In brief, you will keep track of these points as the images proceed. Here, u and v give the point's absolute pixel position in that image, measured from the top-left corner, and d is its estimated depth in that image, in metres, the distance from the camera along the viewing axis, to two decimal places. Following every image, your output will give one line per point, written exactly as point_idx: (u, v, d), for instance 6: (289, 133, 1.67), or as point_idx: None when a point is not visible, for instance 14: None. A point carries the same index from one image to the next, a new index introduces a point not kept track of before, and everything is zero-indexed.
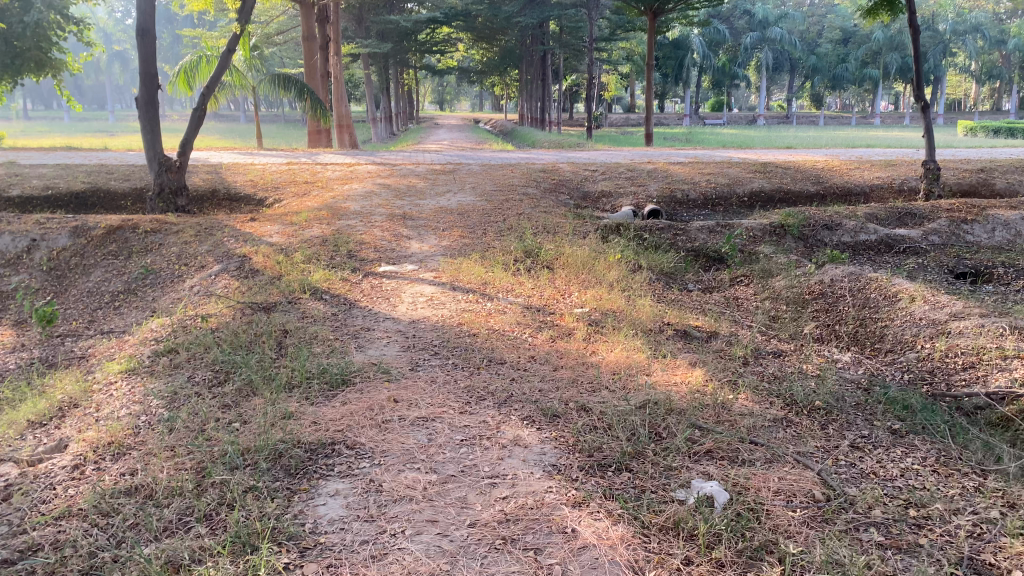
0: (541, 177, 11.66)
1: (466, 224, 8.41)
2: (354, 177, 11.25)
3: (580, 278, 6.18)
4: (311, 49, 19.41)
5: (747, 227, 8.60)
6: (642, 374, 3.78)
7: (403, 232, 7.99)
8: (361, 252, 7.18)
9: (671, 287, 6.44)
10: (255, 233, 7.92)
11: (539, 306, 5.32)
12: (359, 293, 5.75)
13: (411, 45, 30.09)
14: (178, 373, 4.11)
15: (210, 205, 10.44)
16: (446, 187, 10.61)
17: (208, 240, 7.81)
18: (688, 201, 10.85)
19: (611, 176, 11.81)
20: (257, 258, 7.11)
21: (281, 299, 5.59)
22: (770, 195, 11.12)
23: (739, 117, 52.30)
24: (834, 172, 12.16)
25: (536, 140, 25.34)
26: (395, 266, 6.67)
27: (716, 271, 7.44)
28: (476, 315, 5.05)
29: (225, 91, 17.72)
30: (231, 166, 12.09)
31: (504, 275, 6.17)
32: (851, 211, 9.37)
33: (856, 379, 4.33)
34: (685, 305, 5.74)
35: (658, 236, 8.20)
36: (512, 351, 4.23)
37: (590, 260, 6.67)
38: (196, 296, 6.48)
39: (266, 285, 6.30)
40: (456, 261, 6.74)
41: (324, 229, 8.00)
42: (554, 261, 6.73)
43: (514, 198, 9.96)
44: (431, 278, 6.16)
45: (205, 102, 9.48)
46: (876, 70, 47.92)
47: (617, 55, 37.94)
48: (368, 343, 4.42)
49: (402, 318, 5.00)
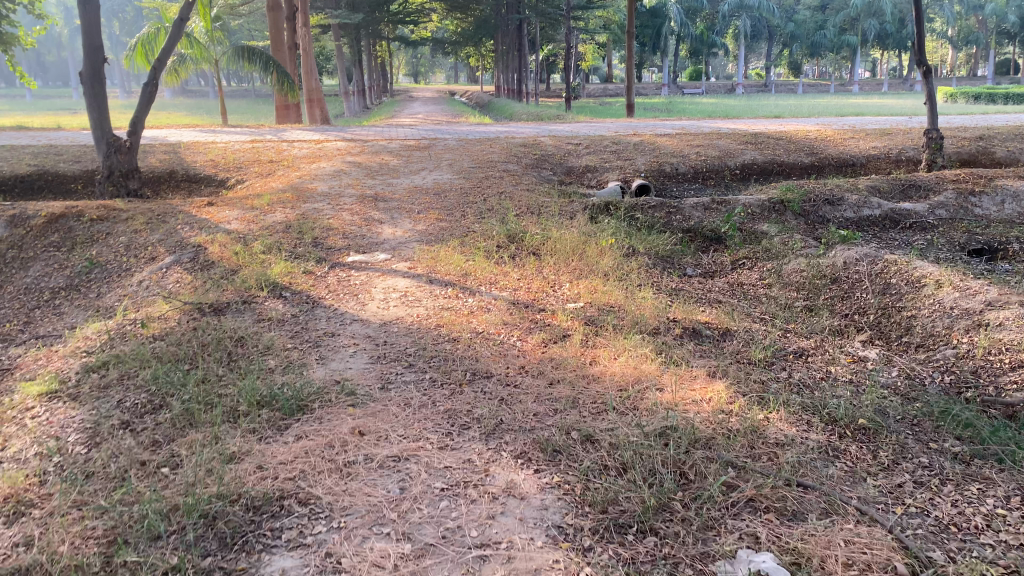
0: (521, 151, 11.02)
1: (442, 205, 7.78)
2: (323, 155, 10.55)
3: (571, 266, 5.59)
4: (277, 19, 18.51)
5: (744, 203, 8.05)
6: (654, 390, 3.21)
7: (375, 215, 7.35)
8: (328, 240, 6.53)
9: (669, 273, 5.88)
10: (212, 219, 7.24)
11: (528, 302, 4.73)
12: (323, 288, 5.12)
13: (383, 16, 29.09)
14: (105, 397, 3.48)
15: (167, 188, 9.71)
16: (421, 164, 9.95)
17: (160, 228, 7.12)
18: (677, 174, 10.27)
19: (596, 150, 11.19)
20: (213, 248, 6.45)
21: (236, 297, 4.96)
22: (763, 167, 10.57)
23: (718, 86, 51.69)
24: (827, 142, 11.63)
25: (513, 112, 24.59)
26: (365, 255, 6.05)
27: (715, 253, 6.89)
28: (456, 314, 4.45)
29: (187, 65, 16.82)
30: (190, 145, 11.32)
31: (486, 265, 5.56)
32: (851, 184, 8.84)
33: (892, 384, 3.79)
34: (688, 296, 5.17)
35: (650, 215, 7.61)
36: (499, 361, 3.65)
37: (580, 245, 6.08)
38: (143, 293, 5.82)
39: (221, 280, 5.66)
40: (433, 248, 6.12)
41: (287, 213, 7.33)
42: (541, 246, 6.14)
43: (494, 175, 9.33)
44: (405, 269, 5.55)
45: (157, 75, 8.68)
46: (854, 37, 47.44)
47: (594, 24, 37.11)
48: (332, 354, 3.82)
49: (371, 319, 4.38)
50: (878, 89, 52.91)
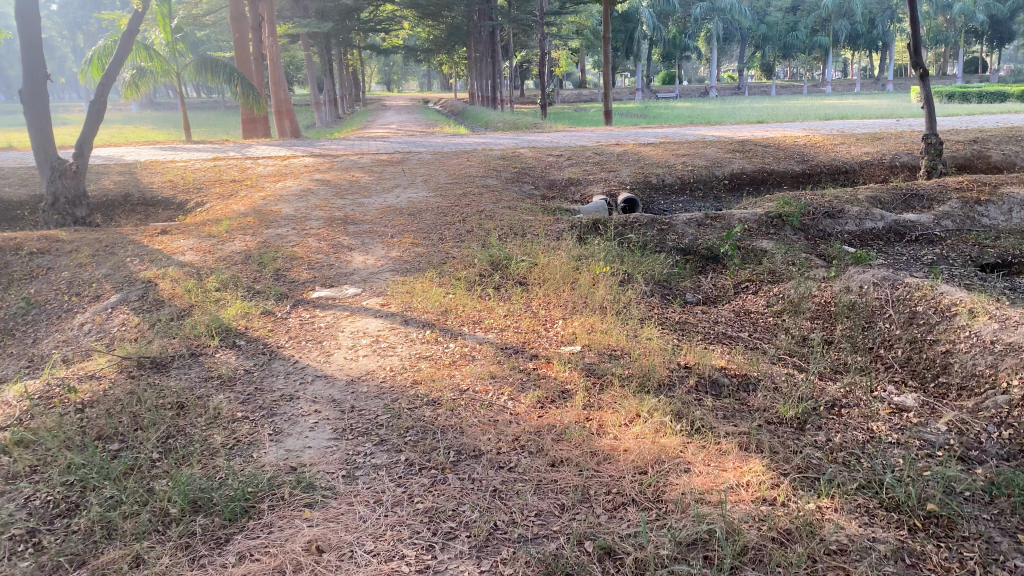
0: (500, 164, 10.46)
1: (418, 227, 7.18)
2: (289, 172, 9.92)
3: (562, 298, 5.03)
4: (240, 28, 17.82)
5: (740, 217, 7.56)
6: (678, 472, 2.66)
7: (344, 241, 6.75)
8: (292, 272, 5.92)
9: (669, 303, 5.34)
10: (164, 250, 6.60)
11: (517, 346, 4.15)
12: (283, 334, 4.51)
13: (353, 24, 28.46)
14: (11, 491, 2.86)
15: (121, 212, 9.03)
16: (394, 181, 9.35)
17: (107, 261, 6.46)
18: (664, 186, 9.78)
19: (578, 161, 10.65)
20: (163, 285, 5.81)
21: (181, 349, 4.33)
22: (753, 177, 10.09)
23: (693, 90, 51.54)
24: (817, 148, 11.19)
25: (489, 120, 23.96)
26: (333, 289, 5.44)
27: (714, 274, 6.37)
28: (437, 366, 3.86)
29: (147, 79, 16.09)
30: (147, 164, 10.63)
31: (468, 299, 4.99)
32: (850, 195, 8.38)
33: (945, 442, 3.26)
34: (695, 332, 4.63)
35: (642, 233, 7.07)
36: (488, 431, 3.07)
37: (571, 272, 5.53)
38: (83, 341, 5.17)
39: (171, 323, 5.04)
40: (408, 279, 5.52)
41: (248, 241, 6.71)
42: (528, 275, 5.56)
43: (472, 191, 8.76)
44: (377, 306, 4.94)
45: (105, 91, 8.01)
46: (826, 38, 47.47)
47: (566, 29, 36.70)
48: (288, 427, 3.22)
49: (337, 375, 3.78)
50: (851, 89, 53.01)
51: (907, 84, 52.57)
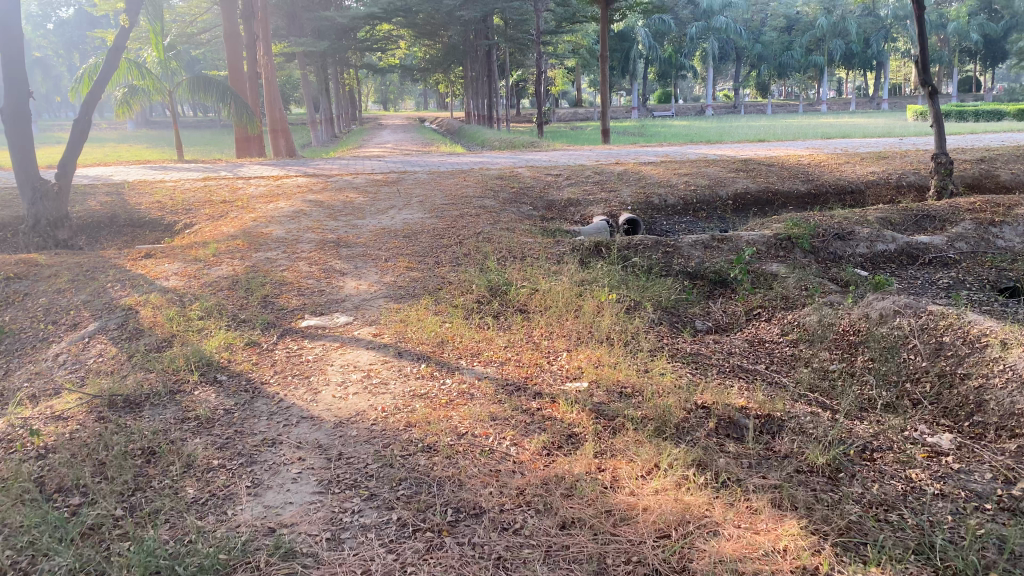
0: (498, 184, 10.20)
1: (413, 250, 6.90)
2: (281, 193, 9.63)
3: (566, 327, 4.74)
4: (234, 46, 17.61)
5: (747, 239, 7.30)
6: (705, 536, 2.37)
7: (336, 265, 6.46)
8: (280, 298, 5.62)
9: (679, 332, 5.04)
10: (147, 275, 6.30)
11: (519, 383, 3.85)
12: (268, 369, 4.20)
13: (349, 43, 28.33)
14: None
15: (107, 234, 8.75)
16: (389, 202, 9.07)
17: (86, 287, 6.16)
18: (666, 206, 9.54)
19: (578, 181, 10.38)
20: (144, 313, 5.51)
21: (157, 386, 4.02)
22: (757, 198, 9.86)
23: (689, 109, 51.58)
24: (821, 167, 10.95)
25: (486, 138, 23.76)
26: (323, 317, 5.14)
27: (724, 300, 6.09)
28: (432, 405, 3.54)
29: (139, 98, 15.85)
30: (135, 185, 10.33)
31: (466, 329, 4.69)
32: (859, 216, 8.12)
33: (992, 490, 2.96)
34: (709, 365, 4.35)
35: (647, 256, 6.80)
36: (489, 484, 2.77)
37: (574, 299, 5.24)
38: (57, 374, 4.86)
39: (150, 356, 4.73)
40: (403, 307, 5.23)
41: (235, 266, 6.42)
42: (529, 301, 5.26)
43: (470, 212, 8.49)
44: (369, 337, 4.64)
45: (89, 109, 7.74)
46: (821, 57, 47.53)
47: (563, 48, 36.66)
48: (268, 479, 2.91)
49: (325, 417, 3.48)
50: (846, 107, 53.09)
51: (903, 103, 52.67)
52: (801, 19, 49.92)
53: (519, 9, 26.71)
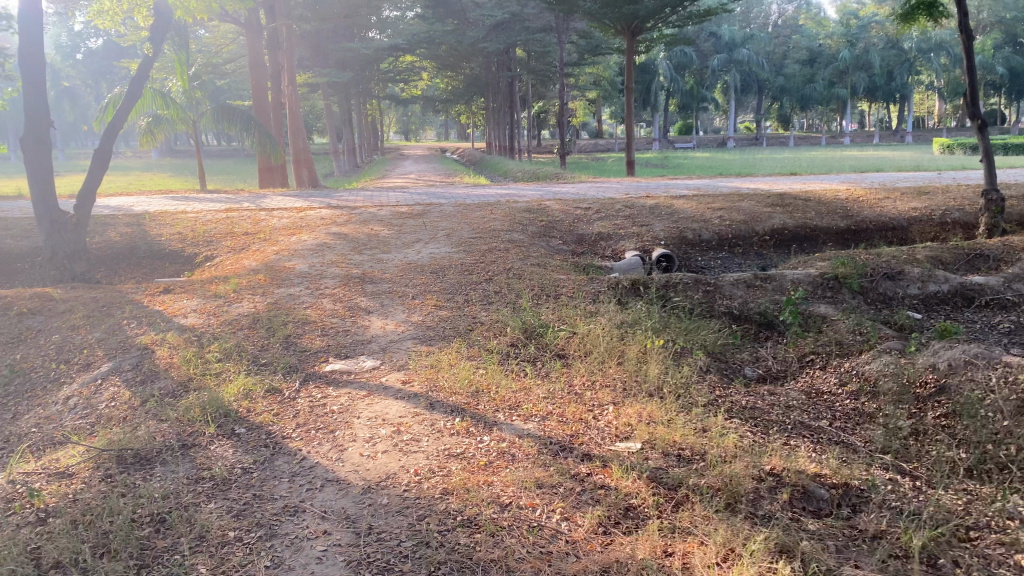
0: (525, 217, 9.91)
1: (442, 286, 6.60)
2: (304, 225, 9.38)
3: (610, 375, 4.40)
4: (259, 76, 17.57)
5: (791, 278, 6.96)
6: None
7: (361, 302, 6.16)
8: (303, 338, 5.32)
9: (730, 382, 4.69)
10: (164, 312, 6.04)
11: (564, 441, 3.50)
12: (290, 420, 3.88)
13: (372, 75, 28.42)
14: None
15: (126, 267, 8.55)
16: (415, 235, 8.79)
17: (101, 324, 5.91)
18: (700, 242, 9.22)
19: (608, 215, 10.07)
20: (161, 354, 5.24)
21: (170, 439, 3.72)
22: (796, 234, 9.52)
23: (711, 141, 51.37)
24: (861, 202, 10.59)
25: (509, 168, 23.55)
26: (348, 361, 4.82)
27: (773, 344, 5.73)
28: (470, 468, 3.21)
29: (164, 127, 15.78)
30: (156, 215, 10.14)
31: (502, 376, 4.36)
32: (907, 254, 7.74)
33: None
34: (770, 423, 3.99)
35: (688, 295, 6.46)
36: (542, 571, 2.48)
37: (617, 343, 4.90)
38: (67, 421, 4.58)
39: (166, 403, 4.45)
40: (434, 350, 4.91)
41: (256, 302, 6.14)
42: (568, 344, 4.93)
43: (498, 246, 8.20)
44: (398, 384, 4.31)
45: (109, 139, 7.55)
46: (844, 90, 47.19)
47: (585, 79, 36.58)
48: (288, 558, 2.61)
49: (353, 480, 3.16)
50: (870, 139, 52.61)
51: (928, 136, 52.17)
52: (824, 49, 48.77)
53: (541, 41, 26.65)
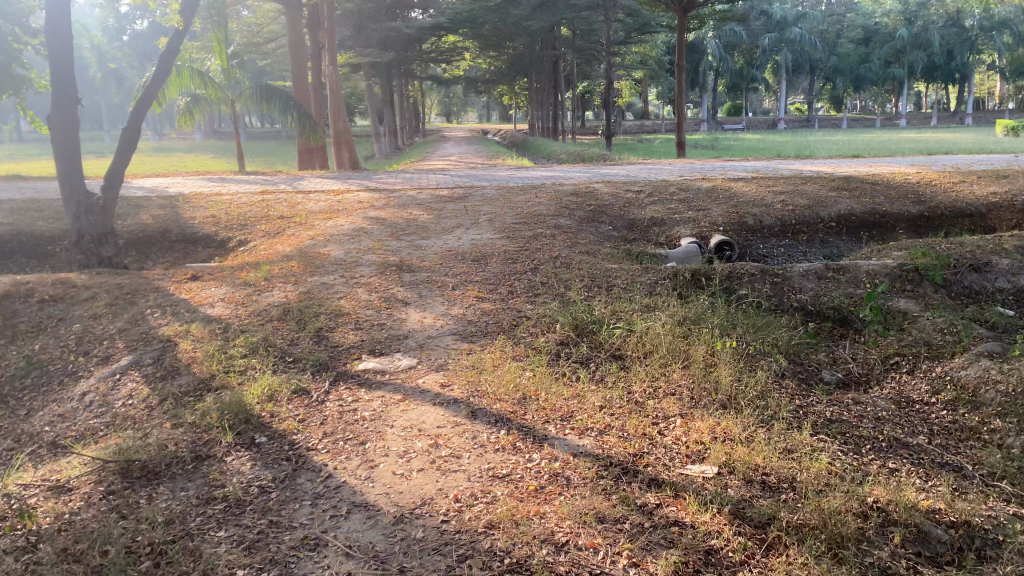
0: (572, 200, 9.41)
1: (485, 275, 6.16)
2: (342, 209, 9.02)
3: (674, 382, 3.93)
4: (300, 56, 17.25)
5: (867, 269, 6.39)
6: None
7: (398, 292, 5.76)
8: (335, 332, 4.91)
9: (810, 389, 4.18)
10: (191, 300, 5.70)
11: (626, 462, 3.04)
12: (316, 428, 3.47)
13: (415, 56, 27.99)
14: None
15: (159, 251, 8.28)
16: (456, 220, 8.35)
17: (123, 313, 5.58)
18: (761, 228, 8.67)
19: (661, 199, 9.52)
20: (184, 347, 4.89)
21: (182, 448, 3.34)
22: (863, 220, 8.89)
23: (760, 123, 50.11)
24: (934, 187, 9.89)
25: (554, 150, 23.00)
26: (383, 359, 4.41)
27: (850, 343, 5.18)
28: (519, 495, 2.75)
29: (204, 108, 15.53)
30: (191, 197, 9.86)
31: (551, 381, 3.89)
32: (993, 243, 7.08)
33: None
34: (862, 439, 3.48)
35: (753, 288, 5.94)
36: None
37: (680, 344, 4.39)
38: (81, 421, 4.25)
39: (186, 406, 4.09)
40: (476, 348, 4.47)
41: (288, 291, 5.77)
42: (624, 343, 4.45)
43: (544, 232, 7.73)
44: (436, 387, 3.87)
45: (138, 118, 7.24)
46: (900, 70, 45.49)
47: (631, 59, 35.72)
48: None
49: (382, 506, 2.73)
50: (927, 121, 50.77)
51: (988, 117, 50.27)
52: (880, 28, 46.95)
53: (588, 20, 25.97)
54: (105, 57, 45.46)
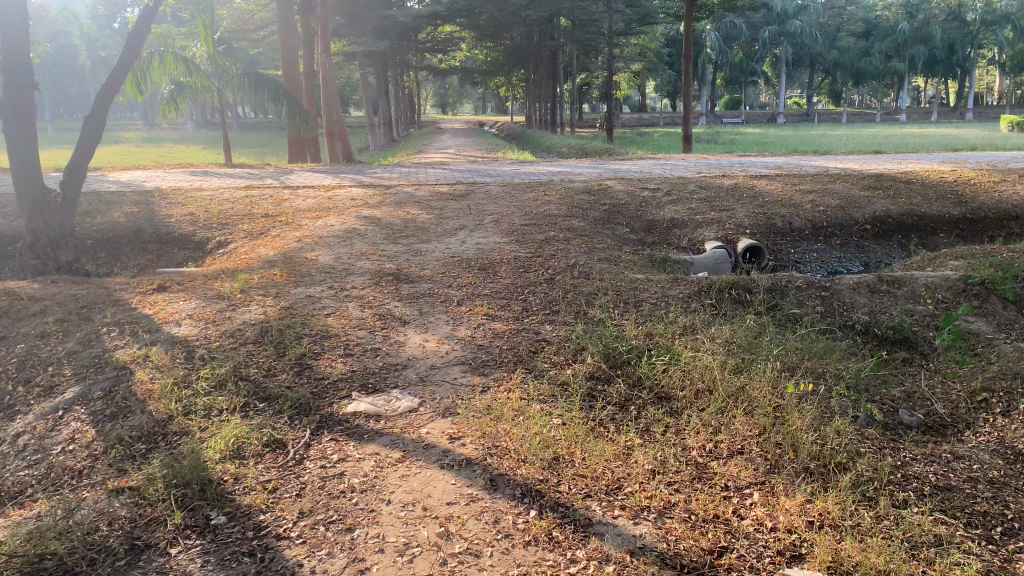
0: (584, 198, 8.63)
1: (496, 287, 5.38)
2: (333, 206, 8.24)
3: (739, 436, 3.17)
4: (291, 42, 16.37)
5: (924, 281, 5.64)
6: None
7: (395, 308, 4.98)
8: (321, 361, 4.13)
9: (898, 440, 3.44)
10: (155, 317, 4.89)
11: (705, 568, 2.30)
12: (291, 505, 2.69)
13: (410, 45, 27.08)
14: None
15: (130, 252, 7.49)
16: (458, 221, 7.56)
17: (75, 331, 4.77)
18: (790, 230, 7.92)
19: (680, 197, 8.76)
20: (140, 376, 4.09)
21: (115, 534, 2.56)
22: (900, 221, 8.15)
23: (759, 116, 49.42)
24: (973, 186, 9.15)
25: (555, 143, 22.19)
26: (380, 398, 3.62)
27: (923, 375, 4.43)
28: None
29: (187, 96, 14.69)
30: (168, 193, 9.05)
31: (587, 435, 3.12)
32: None
33: None
34: (991, 517, 2.75)
35: (801, 304, 5.19)
36: None
37: (736, 383, 3.62)
38: (9, 472, 3.46)
39: (136, 463, 3.31)
40: (491, 384, 3.70)
41: (268, 307, 4.98)
42: (670, 379, 3.68)
43: (557, 234, 6.95)
44: (445, 442, 3.10)
45: (104, 105, 6.50)
46: (901, 64, 44.83)
47: (630, 51, 34.88)
48: None
49: None
50: (927, 116, 50.12)
51: (988, 112, 49.68)
52: (880, 22, 46.24)
53: (587, 10, 25.14)
54: (94, 44, 44.29)
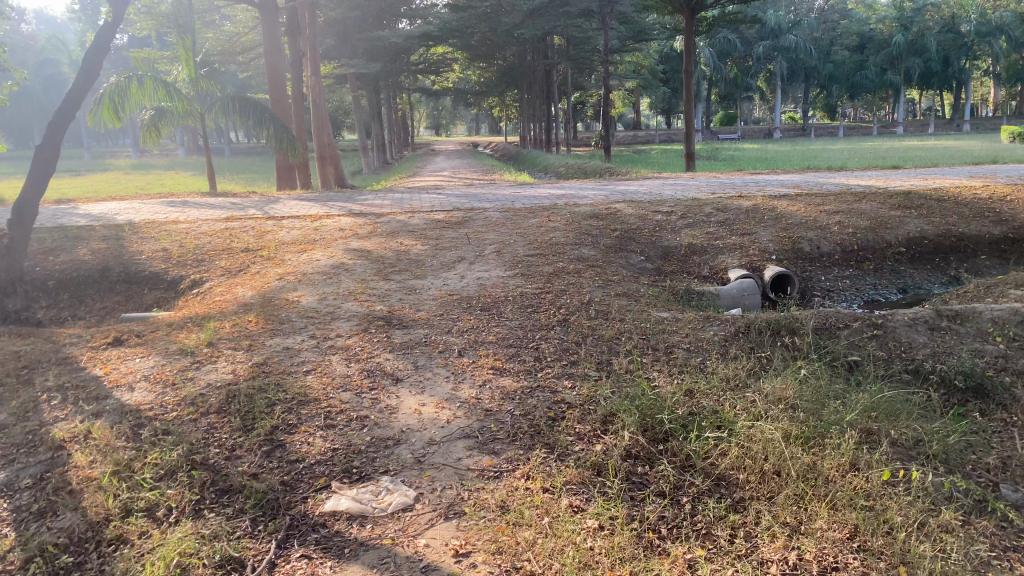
0: (592, 223, 7.96)
1: (502, 333, 4.67)
2: (318, 238, 7.55)
3: (829, 541, 2.50)
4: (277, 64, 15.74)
5: (989, 315, 4.95)
6: None
7: (386, 363, 4.25)
8: (296, 436, 3.40)
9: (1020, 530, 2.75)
10: (105, 380, 4.17)
11: None
12: None
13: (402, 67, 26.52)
14: None
15: (94, 293, 6.78)
16: (457, 253, 6.86)
17: (9, 400, 4.02)
18: (820, 255, 7.24)
19: (697, 221, 8.08)
20: (77, 459, 3.33)
21: None
22: (937, 242, 7.48)
23: (756, 131, 49.03)
24: (1010, 202, 8.47)
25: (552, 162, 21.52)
26: (366, 490, 2.90)
27: (1010, 434, 3.74)
28: None
29: (169, 121, 14.03)
30: (141, 227, 8.34)
31: (634, 549, 2.43)
32: None
33: None
34: None
35: (855, 347, 4.50)
36: None
37: (811, 461, 2.92)
38: None
39: None
40: (506, 468, 2.98)
41: (237, 364, 4.26)
42: (728, 457, 2.99)
43: (566, 266, 6.26)
44: (448, 562, 2.40)
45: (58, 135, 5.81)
46: (897, 76, 44.38)
47: (625, 69, 34.35)
48: None
49: None
50: (924, 129, 49.65)
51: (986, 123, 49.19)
52: (875, 35, 45.87)
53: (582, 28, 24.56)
54: None
